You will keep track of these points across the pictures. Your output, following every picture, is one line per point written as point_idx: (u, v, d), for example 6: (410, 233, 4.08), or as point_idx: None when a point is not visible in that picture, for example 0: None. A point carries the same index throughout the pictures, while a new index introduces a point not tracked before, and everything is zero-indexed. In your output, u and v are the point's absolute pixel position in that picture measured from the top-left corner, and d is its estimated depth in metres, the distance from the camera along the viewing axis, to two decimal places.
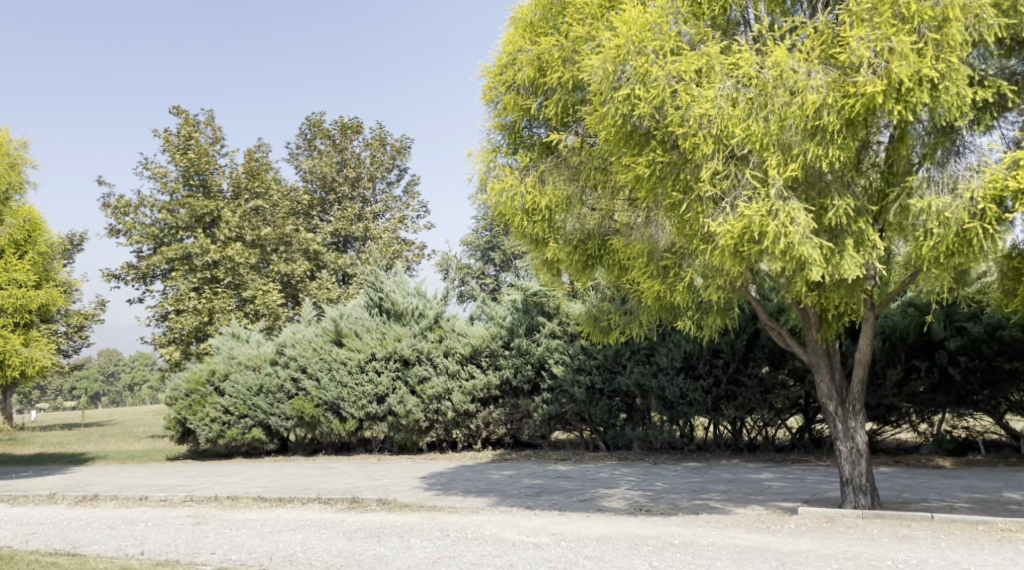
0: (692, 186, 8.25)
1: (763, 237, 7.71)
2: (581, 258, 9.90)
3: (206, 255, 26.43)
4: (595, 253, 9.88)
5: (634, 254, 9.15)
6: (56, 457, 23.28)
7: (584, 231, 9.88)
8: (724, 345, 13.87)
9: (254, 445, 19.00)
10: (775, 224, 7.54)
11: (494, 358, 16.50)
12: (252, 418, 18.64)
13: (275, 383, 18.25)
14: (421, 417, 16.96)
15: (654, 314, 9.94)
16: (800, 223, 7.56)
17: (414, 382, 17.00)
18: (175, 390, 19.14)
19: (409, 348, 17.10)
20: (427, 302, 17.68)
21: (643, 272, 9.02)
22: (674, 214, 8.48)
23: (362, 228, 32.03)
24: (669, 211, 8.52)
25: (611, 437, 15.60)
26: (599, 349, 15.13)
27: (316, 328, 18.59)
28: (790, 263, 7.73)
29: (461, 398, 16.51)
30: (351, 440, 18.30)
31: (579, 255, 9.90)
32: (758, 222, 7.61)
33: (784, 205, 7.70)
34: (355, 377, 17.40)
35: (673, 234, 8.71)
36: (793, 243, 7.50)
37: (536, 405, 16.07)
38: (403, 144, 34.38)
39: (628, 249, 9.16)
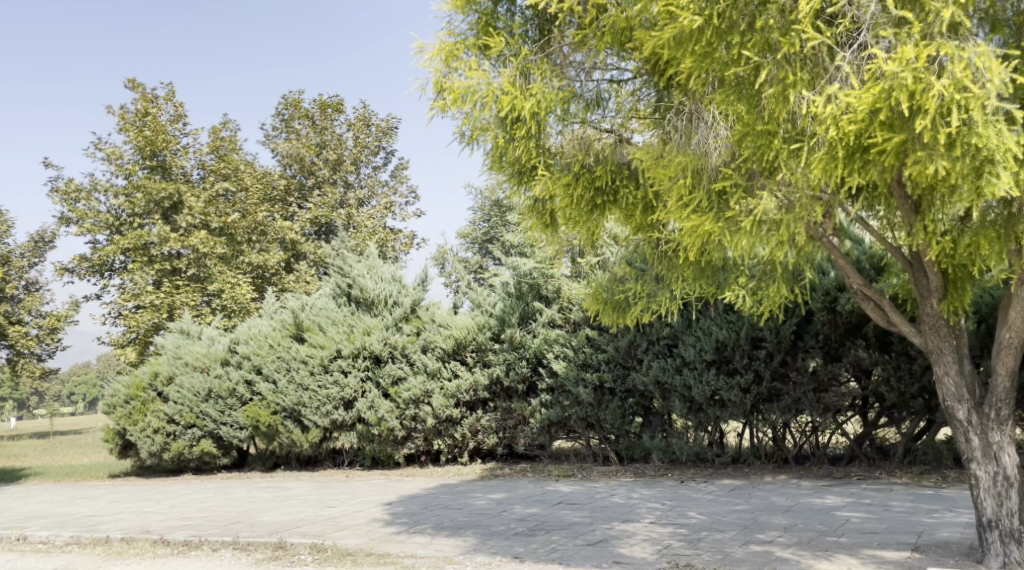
0: (778, 47, 5.79)
1: (913, 117, 5.26)
2: (590, 195, 7.35)
3: (165, 244, 23.93)
4: (606, 188, 7.36)
5: (672, 177, 6.55)
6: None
7: (587, 152, 7.31)
8: (768, 334, 10.89)
9: (205, 459, 16.31)
10: (941, 88, 5.01)
11: (483, 354, 13.68)
12: (200, 427, 16.05)
13: (226, 387, 15.68)
14: (394, 426, 14.12)
15: (684, 276, 7.42)
16: (993, 81, 5.05)
17: (387, 382, 14.24)
18: (113, 397, 16.64)
19: (382, 342, 14.33)
20: (403, 289, 14.90)
21: (685, 202, 6.49)
22: (739, 99, 6.06)
23: (345, 215, 29.31)
24: (732, 107, 6.09)
25: (623, 448, 12.73)
26: (610, 337, 12.27)
27: (274, 320, 16.01)
28: (962, 160, 5.20)
29: (449, 401, 13.71)
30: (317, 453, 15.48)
31: (585, 188, 7.34)
32: (894, 89, 5.12)
33: (959, 49, 5.17)
34: (318, 378, 14.62)
35: (733, 138, 6.35)
36: (978, 124, 5.05)
37: (534, 408, 13.23)
38: (389, 124, 31.57)
39: (661, 175, 6.48)
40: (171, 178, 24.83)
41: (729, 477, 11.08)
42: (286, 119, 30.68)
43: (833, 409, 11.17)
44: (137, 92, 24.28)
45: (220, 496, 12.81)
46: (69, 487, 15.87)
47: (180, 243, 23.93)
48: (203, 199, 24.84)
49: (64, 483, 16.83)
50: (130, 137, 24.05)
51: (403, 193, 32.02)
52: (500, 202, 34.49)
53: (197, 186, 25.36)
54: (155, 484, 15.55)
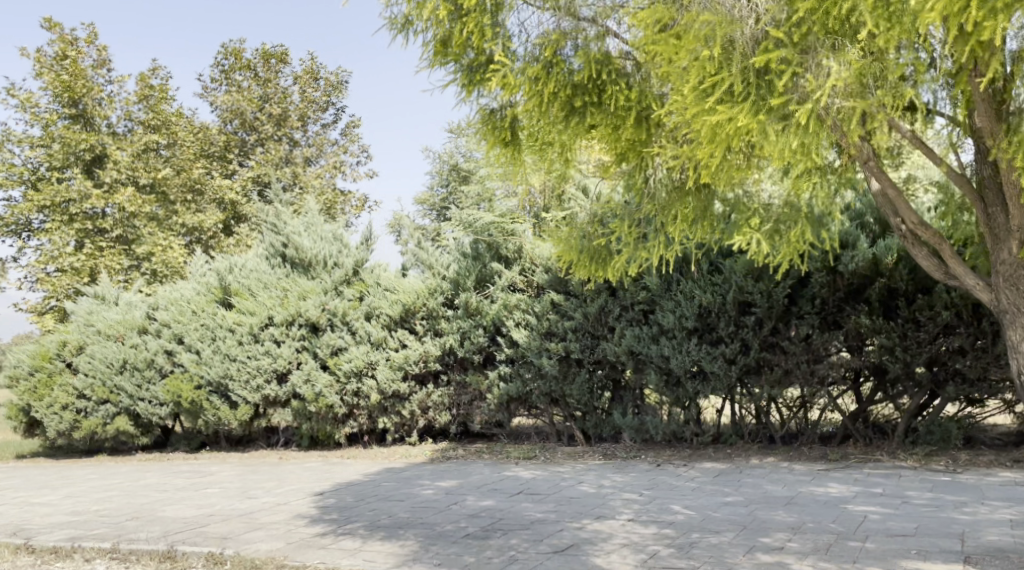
0: None
1: None
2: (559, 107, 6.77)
3: (86, 201, 22.33)
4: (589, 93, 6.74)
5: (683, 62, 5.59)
6: None
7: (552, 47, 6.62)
8: (757, 299, 9.49)
9: (123, 439, 14.72)
10: None
11: (433, 321, 12.13)
12: (114, 403, 14.54)
13: (142, 357, 14.17)
14: (331, 402, 12.52)
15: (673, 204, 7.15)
16: None
17: (324, 353, 12.61)
18: (17, 368, 15.19)
19: (318, 309, 12.69)
20: (344, 249, 13.23)
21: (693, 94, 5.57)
22: None
23: (290, 175, 27.47)
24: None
25: (589, 425, 11.34)
26: (578, 302, 10.79)
27: (198, 284, 14.38)
28: None
29: (397, 373, 12.16)
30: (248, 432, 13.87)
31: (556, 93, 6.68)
32: None
33: None
34: (247, 349, 13.00)
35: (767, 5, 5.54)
36: None
37: (492, 380, 11.75)
38: (338, 78, 29.63)
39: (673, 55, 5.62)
40: (93, 129, 23.15)
41: (711, 459, 9.69)
42: (226, 70, 28.61)
43: (828, 382, 9.85)
44: (55, 33, 22.84)
45: (126, 483, 11.25)
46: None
47: (104, 200, 22.38)
48: (131, 154, 23.36)
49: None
50: (46, 83, 22.32)
51: (354, 153, 30.18)
52: (458, 165, 32.86)
53: (122, 140, 23.74)
54: (65, 466, 13.96)
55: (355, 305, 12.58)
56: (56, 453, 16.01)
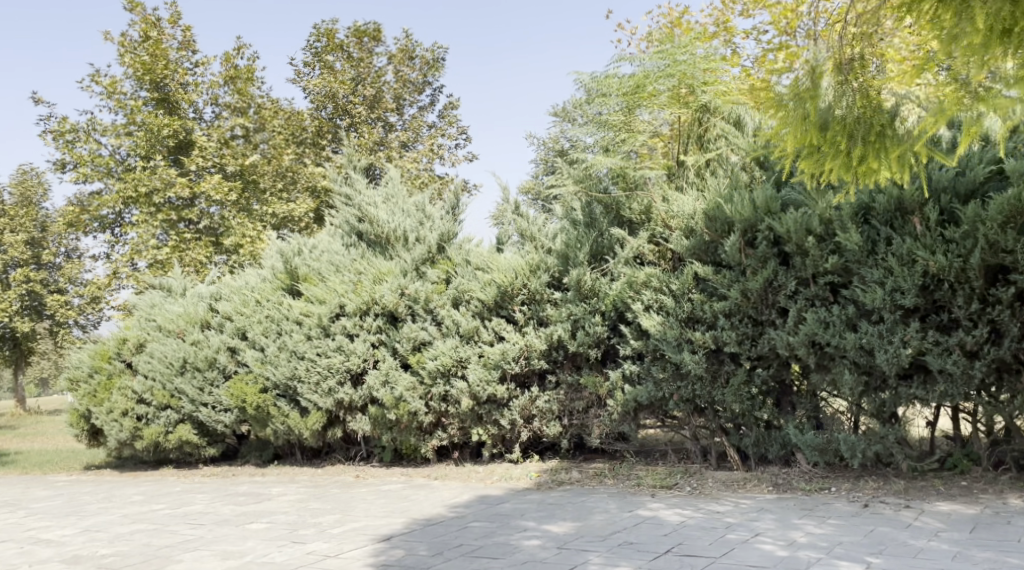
0: None
1: None
2: None
3: (169, 190, 20.87)
4: None
5: None
6: None
7: None
8: (1020, 260, 6.54)
9: (188, 451, 12.79)
10: None
11: (538, 307, 9.49)
12: (176, 408, 12.66)
13: (204, 355, 12.21)
14: (414, 410, 10.11)
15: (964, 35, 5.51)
16: None
17: (405, 348, 10.21)
18: (78, 368, 13.55)
19: (395, 294, 10.31)
20: (426, 221, 10.85)
21: None
22: None
23: (385, 159, 25.49)
24: None
25: (749, 443, 8.47)
26: (734, 275, 7.89)
27: (264, 271, 12.31)
28: None
29: (494, 373, 9.57)
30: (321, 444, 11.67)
31: None
32: None
33: None
34: (317, 345, 10.77)
35: None
36: None
37: (614, 383, 9.00)
38: (434, 54, 27.50)
39: None
40: (178, 114, 21.79)
41: (948, 502, 6.86)
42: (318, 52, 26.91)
43: None
44: (137, 14, 21.48)
45: (168, 511, 9.17)
46: (21, 490, 12.67)
47: (188, 190, 21.01)
48: (217, 138, 21.83)
49: (24, 479, 13.71)
50: (128, 67, 21.08)
51: (453, 135, 27.97)
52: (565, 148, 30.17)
53: (209, 125, 22.31)
54: (120, 482, 12.14)
55: (441, 288, 10.14)
56: (122, 465, 14.33)
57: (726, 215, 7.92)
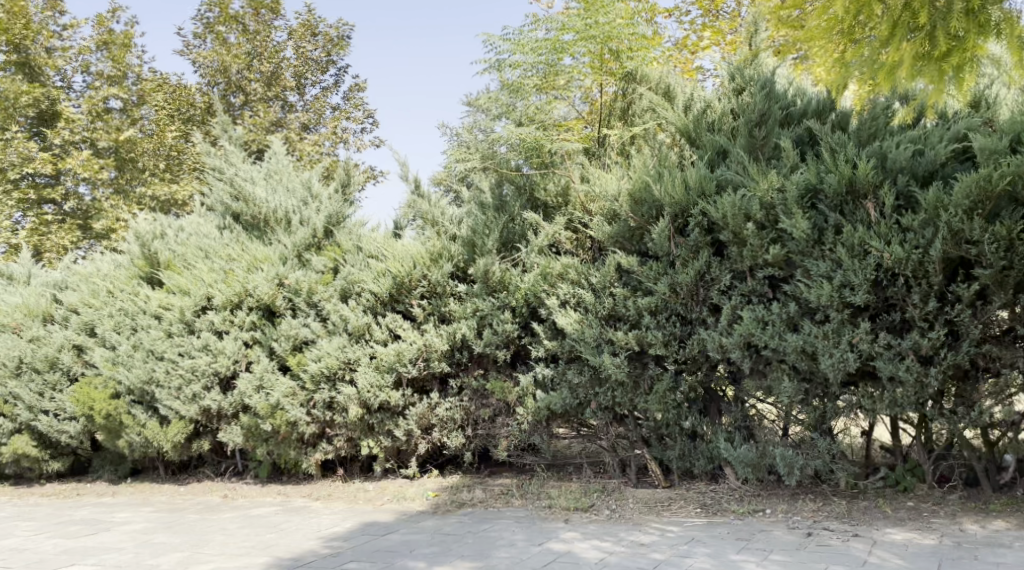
0: None
1: None
2: None
3: (30, 165, 18.82)
4: None
5: None
6: None
7: None
8: (986, 252, 5.72)
9: (28, 465, 11.14)
10: None
11: (439, 301, 8.27)
12: (12, 416, 11.02)
13: (44, 355, 10.70)
14: (292, 420, 8.79)
15: None
16: None
17: (284, 348, 8.85)
18: None
19: (271, 285, 8.95)
20: (314, 202, 9.59)
21: None
22: None
23: (283, 141, 23.75)
24: None
25: (672, 457, 7.51)
26: (664, 267, 6.88)
27: (110, 257, 11.08)
28: None
29: (388, 377, 8.32)
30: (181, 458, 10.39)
31: None
32: None
33: None
34: (178, 344, 9.50)
35: None
36: None
37: (524, 389, 7.89)
38: (338, 32, 25.84)
39: None
40: (41, 81, 19.86)
41: (902, 534, 6.00)
42: (210, 23, 24.90)
43: None
44: None
45: None
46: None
47: (51, 166, 19.01)
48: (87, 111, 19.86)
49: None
50: None
51: (358, 119, 26.36)
52: None
53: (79, 96, 20.31)
54: None
55: (327, 278, 8.81)
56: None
57: (655, 197, 6.86)
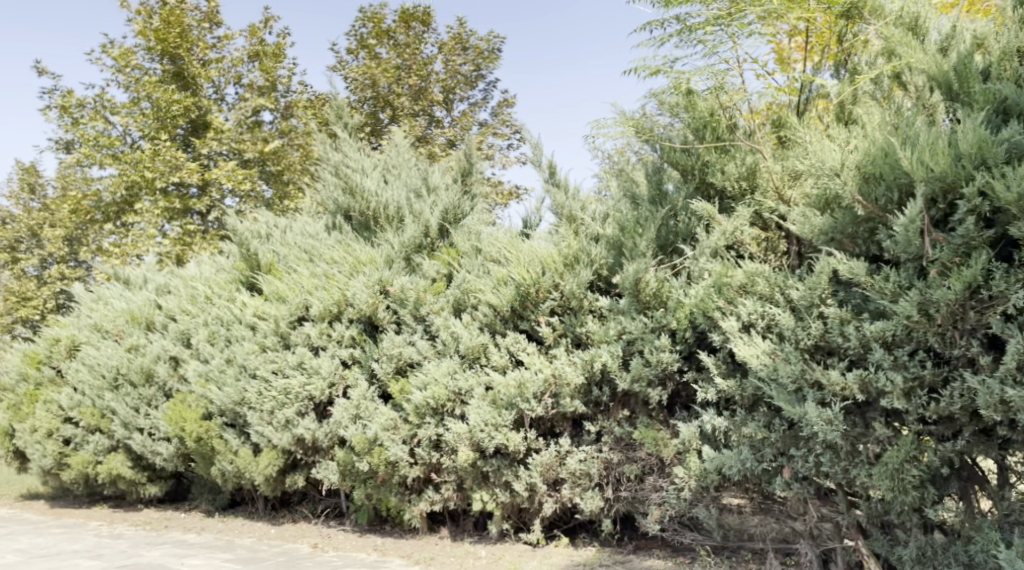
0: None
1: None
2: None
3: (176, 174, 18.67)
4: None
5: None
6: None
7: None
8: None
9: (122, 487, 10.37)
10: None
11: (574, 317, 6.30)
12: (108, 433, 10.30)
13: (139, 366, 9.80)
14: (391, 460, 7.17)
15: None
16: None
17: (384, 372, 7.23)
18: (6, 375, 11.59)
19: (372, 293, 7.32)
20: (433, 197, 7.94)
21: None
22: None
23: (428, 157, 22.71)
24: None
25: (905, 556, 5.09)
26: (909, 276, 4.67)
27: (216, 262, 10.07)
28: None
29: (509, 413, 6.45)
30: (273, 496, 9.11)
31: None
32: None
33: None
34: (270, 360, 8.20)
35: None
36: None
37: (686, 443, 5.73)
38: (489, 44, 24.64)
39: None
40: (194, 91, 19.80)
41: None
42: (362, 38, 24.38)
43: None
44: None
45: None
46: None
47: (196, 176, 18.94)
48: (239, 126, 20.01)
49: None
50: (141, 37, 19.15)
51: (506, 135, 25.04)
52: None
53: (229, 107, 20.25)
54: (33, 528, 9.59)
55: (439, 286, 7.14)
56: (63, 497, 11.97)
57: (901, 168, 4.68)
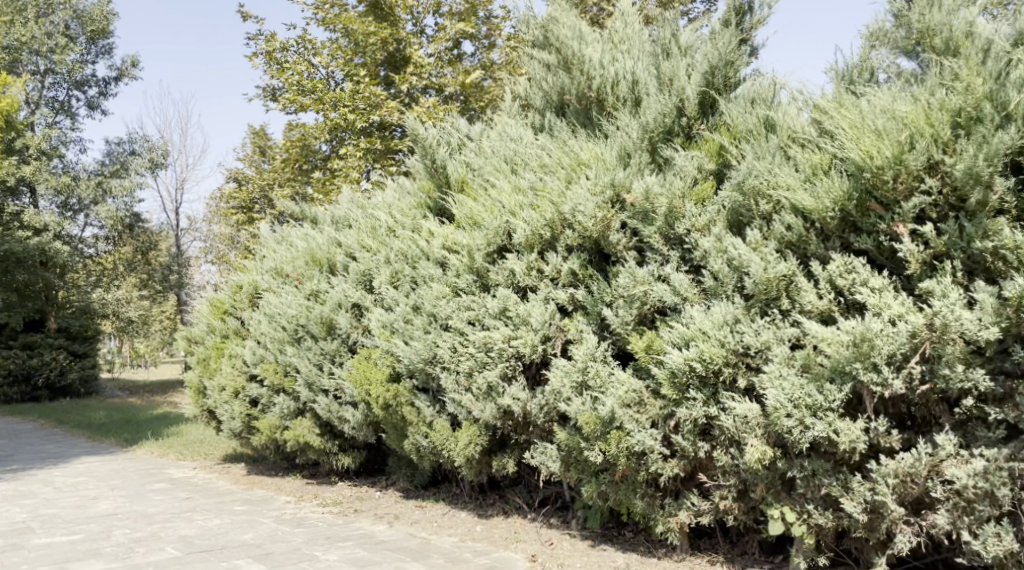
0: None
1: None
2: None
3: (377, 113, 17.25)
4: None
5: None
6: (158, 432, 15.30)
7: None
8: None
9: (313, 458, 8.85)
10: None
11: (970, 222, 3.88)
12: (293, 393, 8.77)
13: (319, 316, 8.15)
14: (636, 449, 4.94)
15: None
16: None
17: (623, 324, 4.88)
18: (198, 328, 10.51)
19: (600, 208, 4.88)
20: (691, 61, 5.37)
21: None
22: None
23: None
24: None
25: None
26: None
27: (403, 185, 8.14)
28: None
29: (836, 388, 3.99)
30: (479, 481, 7.13)
31: None
32: None
33: None
34: (468, 305, 6.17)
35: None
36: None
37: None
38: None
39: None
40: (393, 22, 18.28)
41: None
42: None
43: None
44: None
45: None
46: (100, 494, 9.63)
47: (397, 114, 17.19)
48: (439, 59, 18.19)
49: (143, 474, 10.80)
50: None
51: None
52: None
53: (429, 39, 18.48)
54: (213, 510, 8.27)
55: (705, 190, 4.65)
56: (263, 462, 10.82)
57: None
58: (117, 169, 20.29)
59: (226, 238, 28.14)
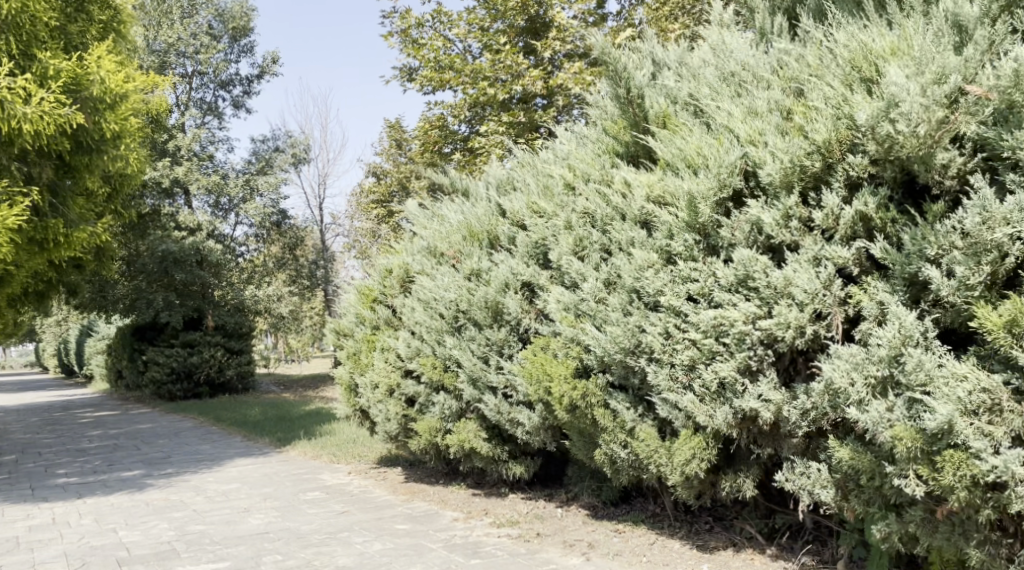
0: None
1: None
2: None
3: (520, 83, 15.82)
4: None
5: None
6: (309, 432, 14.45)
7: None
8: None
9: (482, 466, 7.52)
10: None
11: None
12: (456, 391, 7.46)
13: (483, 300, 6.78)
14: (988, 480, 3.34)
15: None
16: None
17: (952, 289, 3.54)
18: (347, 319, 9.40)
19: (935, 107, 3.64)
20: None
21: None
22: None
23: None
24: None
25: None
26: None
27: (578, 136, 6.64)
28: None
29: None
30: (697, 504, 5.56)
31: None
32: None
33: None
34: (687, 274, 4.54)
35: None
36: None
37: None
38: None
39: None
40: None
41: None
42: None
43: None
44: None
45: None
46: (252, 506, 8.65)
47: (541, 83, 15.69)
48: (582, 21, 16.61)
49: (295, 483, 9.80)
50: None
51: None
52: None
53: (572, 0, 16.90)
54: (373, 530, 7.05)
55: None
56: (422, 468, 9.61)
57: None
58: (263, 166, 19.83)
59: (369, 232, 27.53)
